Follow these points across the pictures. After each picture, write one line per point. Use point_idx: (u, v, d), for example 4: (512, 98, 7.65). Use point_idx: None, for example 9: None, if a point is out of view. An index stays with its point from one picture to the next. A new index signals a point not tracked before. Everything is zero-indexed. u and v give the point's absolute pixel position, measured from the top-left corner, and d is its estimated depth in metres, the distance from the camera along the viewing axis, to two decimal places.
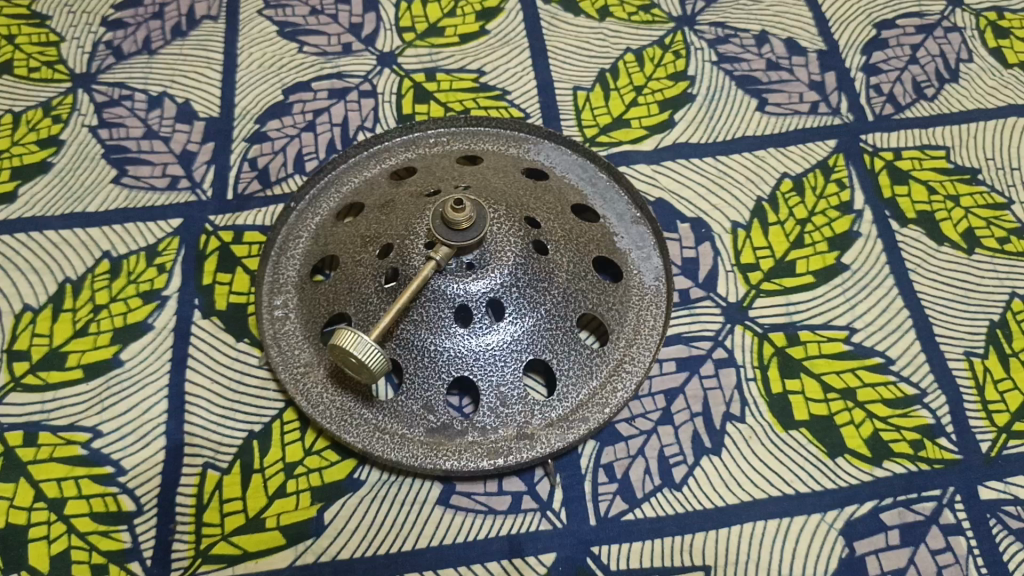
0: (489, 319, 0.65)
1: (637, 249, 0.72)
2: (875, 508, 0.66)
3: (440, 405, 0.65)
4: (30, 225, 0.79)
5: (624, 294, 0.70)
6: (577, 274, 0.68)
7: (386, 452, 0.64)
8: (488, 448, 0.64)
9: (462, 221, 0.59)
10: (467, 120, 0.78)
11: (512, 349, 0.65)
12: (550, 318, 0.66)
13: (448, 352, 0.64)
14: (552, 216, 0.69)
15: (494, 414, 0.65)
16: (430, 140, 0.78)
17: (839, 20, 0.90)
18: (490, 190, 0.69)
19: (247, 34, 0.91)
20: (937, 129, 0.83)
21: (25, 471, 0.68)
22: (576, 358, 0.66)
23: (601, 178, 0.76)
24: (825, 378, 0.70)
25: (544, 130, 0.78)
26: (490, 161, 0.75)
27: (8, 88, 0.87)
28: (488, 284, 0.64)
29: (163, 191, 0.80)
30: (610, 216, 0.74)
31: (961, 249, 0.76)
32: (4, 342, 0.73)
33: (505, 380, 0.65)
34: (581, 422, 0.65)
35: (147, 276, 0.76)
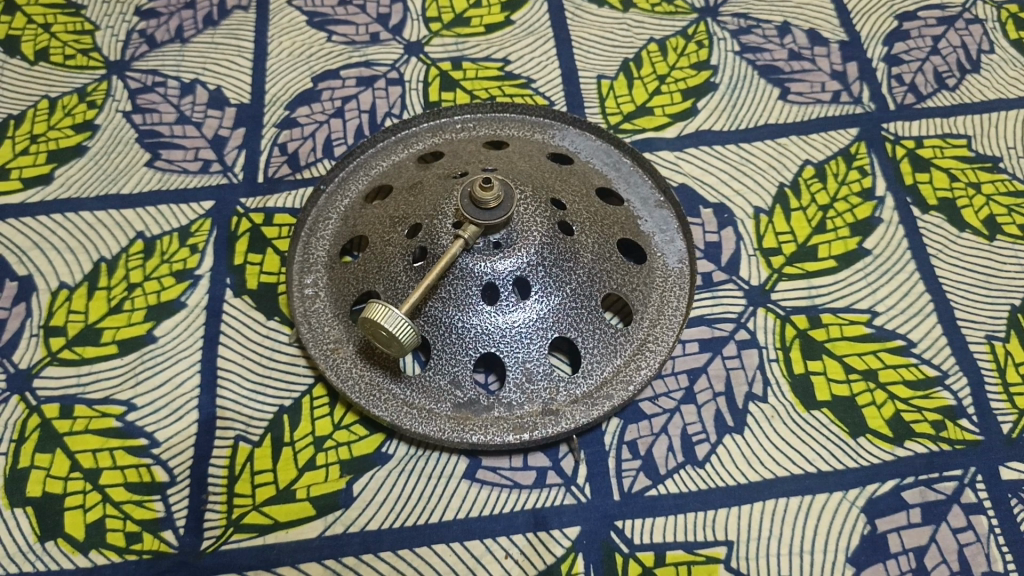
0: (516, 297, 0.66)
1: (660, 232, 0.73)
2: (896, 487, 0.67)
3: (467, 380, 0.66)
4: (66, 206, 0.81)
5: (648, 275, 0.71)
6: (602, 255, 0.69)
7: (414, 426, 0.65)
8: (514, 423, 0.65)
9: (490, 198, 0.60)
10: (493, 106, 0.79)
11: (538, 326, 0.66)
12: (575, 298, 0.67)
13: (475, 329, 0.65)
14: (577, 198, 0.70)
15: (520, 390, 0.66)
16: (457, 125, 0.79)
17: (861, 12, 0.91)
18: (516, 172, 0.70)
19: (278, 23, 0.92)
20: (959, 119, 0.84)
21: (61, 442, 0.69)
22: (600, 336, 0.68)
23: (625, 163, 0.77)
24: (847, 360, 0.71)
25: (568, 116, 0.79)
26: (515, 146, 0.76)
27: (45, 75, 0.89)
28: (515, 263, 0.64)
29: (195, 174, 0.82)
30: (634, 200, 0.75)
31: (982, 236, 0.77)
32: (41, 318, 0.75)
33: (531, 357, 0.66)
34: (606, 399, 0.66)
35: (180, 256, 0.78)
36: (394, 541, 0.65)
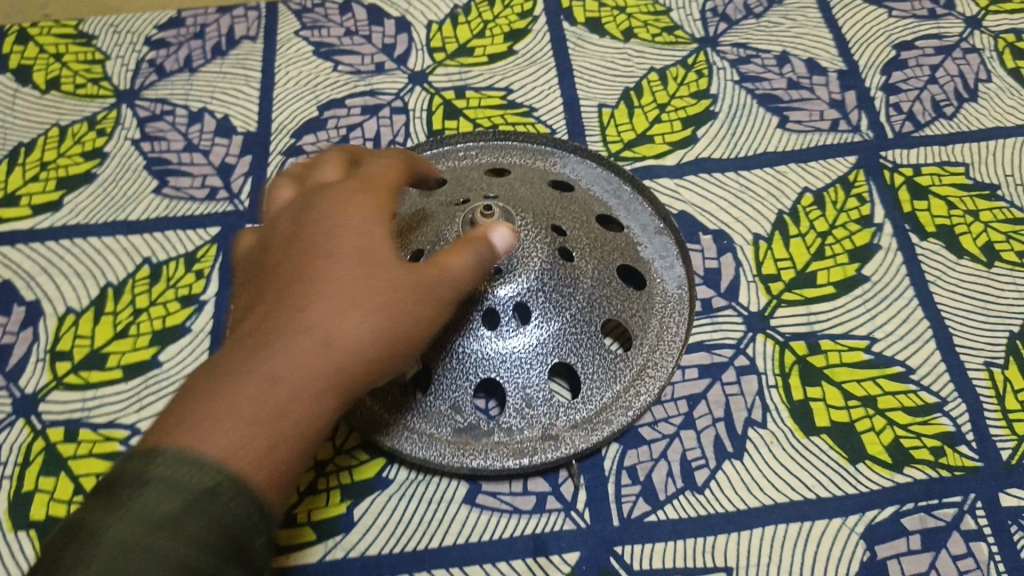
0: (516, 323, 0.66)
1: (660, 258, 0.74)
2: (895, 513, 0.67)
3: (467, 405, 0.67)
4: (74, 232, 0.82)
5: (647, 301, 0.71)
6: (601, 281, 0.69)
7: (415, 451, 0.66)
8: (513, 448, 0.66)
9: (489, 225, 0.62)
10: (496, 134, 0.80)
11: (537, 352, 0.66)
12: (575, 323, 0.67)
13: (475, 354, 0.66)
14: (577, 224, 0.70)
15: (520, 415, 0.67)
16: (459, 153, 0.80)
17: (859, 41, 0.92)
18: (516, 198, 0.70)
19: (284, 53, 0.94)
20: (957, 146, 0.84)
21: (65, 466, 0.70)
22: (600, 361, 0.68)
23: (626, 191, 0.78)
24: (846, 386, 0.71)
25: (570, 143, 0.80)
26: (516, 172, 0.77)
27: (56, 103, 0.91)
28: (515, 289, 0.65)
29: (202, 201, 0.83)
30: (634, 226, 0.75)
31: (980, 263, 0.77)
32: (48, 343, 0.76)
33: (531, 383, 0.67)
34: (605, 424, 0.67)
35: (185, 282, 0.79)
36: (394, 566, 0.66)
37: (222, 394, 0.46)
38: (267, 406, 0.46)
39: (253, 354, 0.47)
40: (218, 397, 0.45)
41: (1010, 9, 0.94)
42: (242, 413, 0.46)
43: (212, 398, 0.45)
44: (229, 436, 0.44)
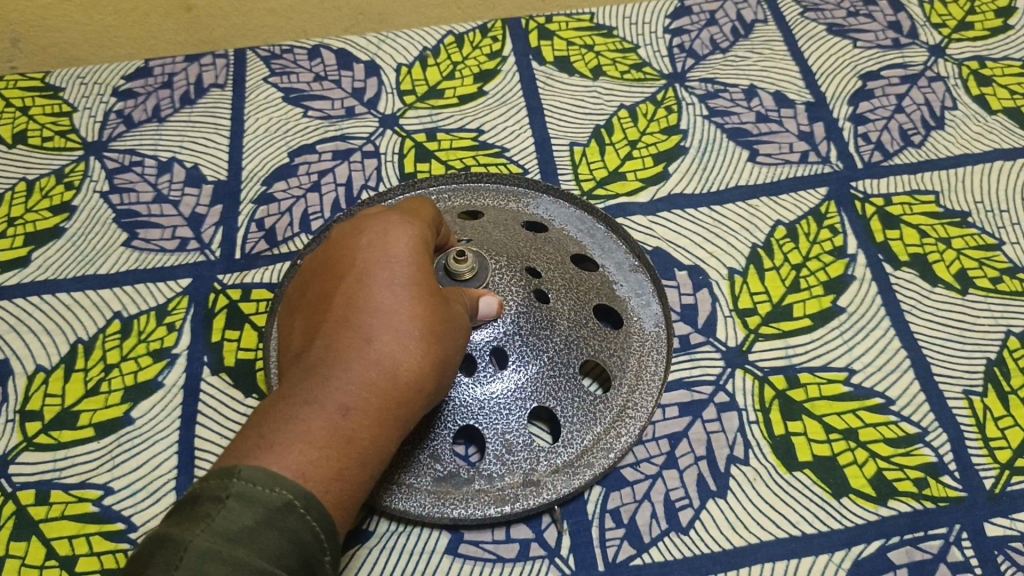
0: (493, 368, 0.66)
1: (636, 296, 0.74)
2: (882, 547, 0.66)
3: (446, 454, 0.66)
4: (43, 288, 0.81)
5: (625, 340, 0.71)
6: (578, 322, 0.69)
7: (393, 502, 0.64)
8: (494, 495, 0.65)
9: (465, 270, 0.62)
10: (467, 176, 0.80)
11: (516, 397, 0.66)
12: (553, 366, 0.67)
13: (453, 401, 0.66)
14: (551, 265, 0.71)
15: (500, 461, 0.66)
16: (430, 195, 0.79)
17: (825, 73, 0.93)
18: (490, 242, 0.71)
19: (253, 101, 0.94)
20: (926, 175, 0.85)
21: (37, 529, 0.69)
22: (579, 404, 0.68)
23: (599, 230, 0.77)
24: (827, 420, 0.71)
25: (542, 183, 0.79)
26: (489, 216, 0.76)
27: (23, 157, 0.90)
28: (491, 333, 0.66)
29: (172, 252, 0.82)
30: (609, 265, 0.75)
31: (954, 290, 0.78)
32: (17, 403, 0.74)
33: (511, 428, 0.66)
34: (586, 467, 0.66)
35: (157, 335, 0.78)
36: None
37: (275, 441, 0.45)
38: (328, 455, 0.46)
39: (302, 406, 0.47)
40: (273, 457, 0.44)
41: (972, 37, 0.96)
42: (302, 468, 0.44)
43: (263, 448, 0.45)
44: (283, 487, 0.43)
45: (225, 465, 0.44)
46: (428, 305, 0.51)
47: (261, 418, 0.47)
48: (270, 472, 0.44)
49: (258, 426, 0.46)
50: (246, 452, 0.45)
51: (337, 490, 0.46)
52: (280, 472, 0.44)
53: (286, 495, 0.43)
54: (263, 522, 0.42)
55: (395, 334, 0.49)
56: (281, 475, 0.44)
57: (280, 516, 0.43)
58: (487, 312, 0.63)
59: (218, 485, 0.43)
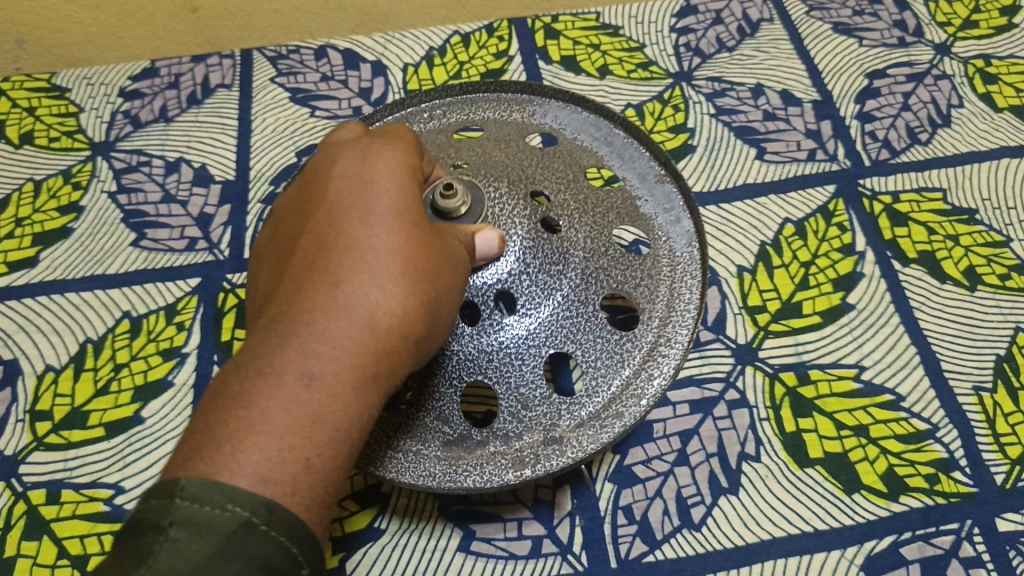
0: (501, 313, 0.62)
1: (663, 212, 0.67)
2: (894, 543, 0.66)
3: (456, 415, 0.62)
4: (52, 287, 0.81)
5: (653, 265, 0.65)
6: (596, 251, 0.64)
7: (401, 474, 0.60)
8: (512, 458, 0.60)
9: (456, 204, 0.58)
10: (462, 88, 0.72)
11: (528, 344, 0.62)
12: (568, 305, 0.62)
13: (459, 355, 0.61)
14: (562, 185, 0.66)
15: (516, 419, 0.61)
16: (424, 115, 0.73)
17: (832, 71, 0.93)
18: (490, 166, 0.66)
19: (260, 100, 0.94)
20: (933, 172, 0.85)
21: (48, 529, 0.68)
22: (603, 347, 0.63)
23: (617, 134, 0.70)
24: (837, 417, 0.71)
25: (548, 88, 0.71)
26: (491, 132, 0.71)
27: (30, 158, 0.90)
28: (498, 275, 0.61)
29: (181, 252, 0.82)
30: (631, 176, 0.69)
31: (963, 286, 0.78)
32: (27, 403, 0.74)
33: (524, 381, 0.61)
34: (614, 418, 0.61)
35: (166, 334, 0.77)
36: None
37: (233, 432, 0.40)
38: (299, 435, 0.41)
39: (263, 378, 0.42)
40: (230, 456, 0.40)
41: (978, 35, 0.96)
42: (266, 460, 0.40)
43: (215, 443, 0.40)
44: (241, 495, 0.39)
45: (170, 476, 0.40)
46: (407, 244, 0.48)
47: (215, 401, 0.42)
48: (224, 479, 0.39)
49: (212, 410, 0.42)
50: (197, 449, 0.40)
51: (309, 482, 0.41)
52: (240, 470, 0.39)
53: (243, 510, 0.39)
54: (223, 549, 0.38)
55: (373, 277, 0.46)
56: (240, 481, 0.39)
57: (238, 536, 0.38)
58: (487, 249, 0.58)
59: (160, 507, 0.39)
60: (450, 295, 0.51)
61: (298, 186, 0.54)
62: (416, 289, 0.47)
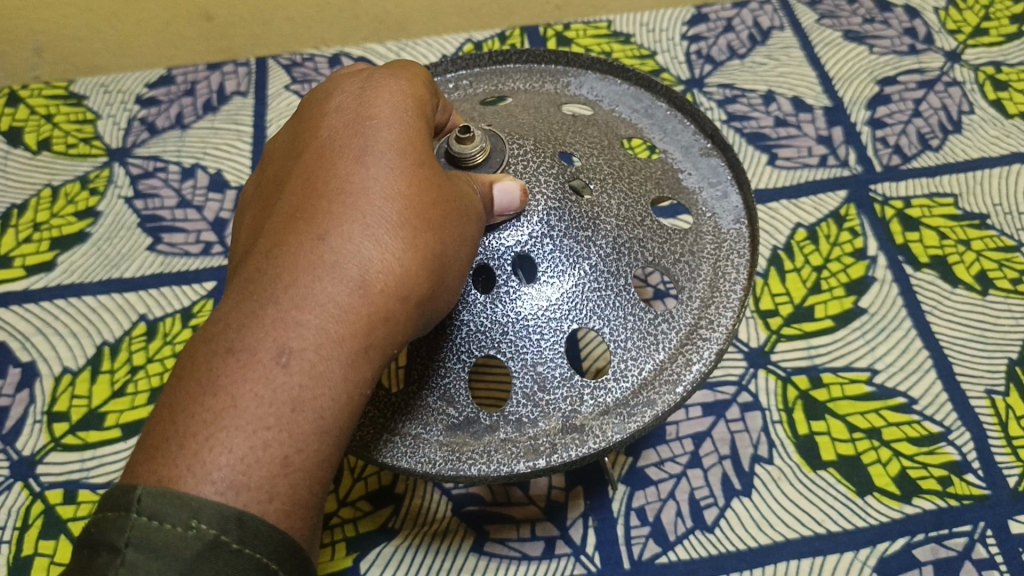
0: (518, 283, 0.58)
1: (709, 186, 0.66)
2: (907, 545, 0.66)
3: (463, 396, 0.58)
4: (69, 290, 0.82)
5: (695, 242, 0.63)
6: (631, 221, 0.61)
7: (396, 459, 0.56)
8: (526, 447, 0.56)
9: (471, 150, 0.56)
10: (493, 57, 0.72)
11: (549, 317, 0.58)
12: (595, 276, 0.59)
13: (471, 326, 0.58)
14: (596, 151, 0.64)
15: (531, 402, 0.57)
16: (451, 83, 0.72)
17: (842, 78, 0.94)
18: (517, 127, 0.64)
19: (275, 108, 0.95)
20: (944, 178, 0.85)
21: (64, 528, 0.69)
22: (632, 326, 0.59)
23: (659, 107, 0.70)
24: (850, 419, 0.71)
25: (585, 59, 0.71)
26: (521, 99, 0.70)
27: (47, 164, 0.91)
28: (518, 239, 0.58)
29: (197, 256, 0.83)
30: (674, 150, 0.68)
31: (975, 291, 0.78)
32: (44, 404, 0.75)
33: (543, 358, 0.58)
34: (644, 406, 0.56)
35: (182, 337, 0.78)
36: None
37: (201, 429, 0.39)
38: (275, 426, 0.40)
39: (237, 359, 0.40)
40: (194, 458, 0.38)
41: (988, 43, 0.96)
42: (237, 460, 0.38)
43: (176, 442, 0.38)
44: (207, 508, 0.37)
45: (133, 481, 0.38)
46: (398, 194, 0.46)
47: (184, 387, 0.40)
48: (188, 487, 0.37)
49: (180, 393, 0.40)
50: (161, 447, 0.39)
51: (288, 482, 0.40)
52: (206, 476, 0.38)
53: (209, 527, 0.36)
54: (188, 572, 0.36)
55: (359, 248, 0.44)
56: (205, 489, 0.37)
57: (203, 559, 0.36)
58: (506, 200, 0.55)
59: (117, 521, 0.37)
60: (457, 249, 0.48)
61: (291, 139, 0.52)
62: (408, 260, 0.45)
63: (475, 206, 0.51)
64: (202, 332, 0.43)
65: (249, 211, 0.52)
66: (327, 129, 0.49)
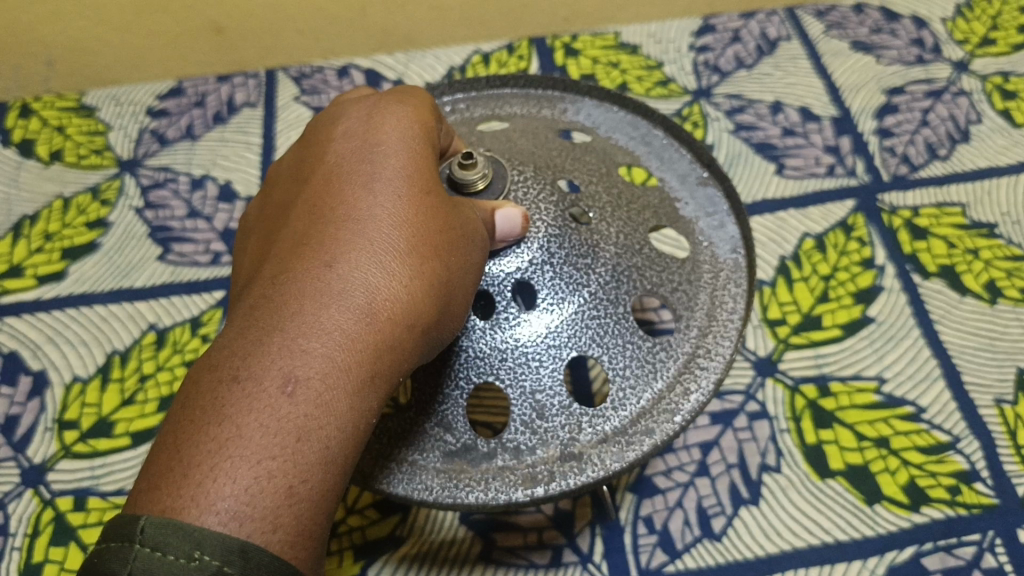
0: (518, 309, 0.59)
1: (706, 216, 0.66)
2: (916, 554, 0.66)
3: (461, 424, 0.58)
4: (80, 299, 0.82)
5: (693, 271, 0.64)
6: (630, 247, 0.61)
7: (393, 485, 0.56)
8: (523, 475, 0.56)
9: (474, 176, 0.57)
10: (490, 81, 0.73)
11: (548, 344, 0.58)
12: (595, 303, 0.59)
13: (471, 353, 0.58)
14: (594, 177, 0.64)
15: (529, 430, 0.57)
16: (450, 107, 0.73)
17: (850, 88, 0.94)
18: (516, 152, 0.64)
19: (284, 119, 0.95)
20: (952, 187, 0.85)
21: (74, 535, 0.69)
22: (631, 355, 0.59)
23: (655, 135, 0.70)
24: (858, 428, 0.71)
25: (582, 85, 0.72)
26: (519, 124, 0.70)
27: (59, 174, 0.92)
28: (518, 265, 0.58)
29: (206, 266, 0.84)
30: (672, 178, 0.68)
31: (983, 300, 0.78)
32: (55, 412, 0.76)
33: (542, 387, 0.58)
34: (643, 435, 0.57)
35: (191, 346, 0.78)
36: None
37: (205, 458, 0.37)
38: (280, 456, 0.38)
39: (242, 386, 0.39)
40: (199, 487, 0.37)
41: (996, 53, 0.96)
42: (241, 490, 0.37)
43: (181, 470, 0.37)
44: (210, 539, 0.35)
45: (134, 511, 0.37)
46: (406, 223, 0.46)
47: (188, 414, 0.39)
48: (192, 518, 0.36)
49: (183, 422, 0.39)
50: (165, 475, 0.37)
51: (293, 513, 0.38)
52: (210, 506, 0.36)
53: (213, 559, 0.35)
54: None
55: (366, 275, 0.44)
56: (209, 519, 0.36)
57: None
58: (507, 227, 0.55)
59: (119, 553, 0.35)
60: (459, 279, 0.49)
61: (297, 168, 0.52)
62: (414, 288, 0.45)
63: (478, 234, 0.52)
64: (205, 360, 0.42)
65: (253, 239, 0.52)
66: (334, 158, 0.50)
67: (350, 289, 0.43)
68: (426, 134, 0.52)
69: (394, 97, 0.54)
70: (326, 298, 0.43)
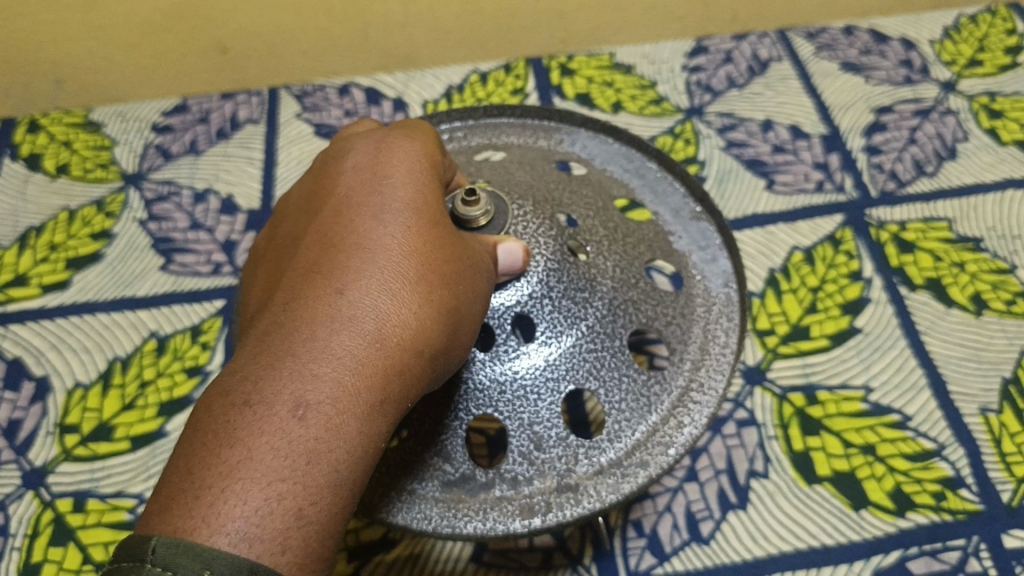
0: (518, 341, 0.60)
1: (699, 250, 0.68)
2: (901, 558, 0.67)
3: (458, 453, 0.59)
4: (83, 307, 0.84)
5: (687, 305, 0.65)
6: (626, 283, 0.63)
7: (394, 516, 0.57)
8: (520, 506, 0.57)
9: (476, 212, 0.58)
10: (486, 111, 0.75)
11: (546, 377, 0.60)
12: (592, 337, 0.61)
13: (474, 383, 0.59)
14: (591, 211, 0.66)
15: (527, 461, 0.59)
16: (444, 133, 0.75)
17: (838, 107, 0.96)
18: (515, 184, 0.66)
19: (286, 134, 0.98)
20: (939, 203, 0.87)
21: (73, 535, 0.71)
22: (628, 388, 0.61)
23: (650, 168, 0.72)
24: (846, 436, 0.72)
25: (578, 116, 0.74)
26: (515, 153, 0.72)
27: (65, 187, 0.94)
28: (515, 298, 0.60)
29: (207, 276, 0.85)
30: (666, 212, 0.70)
31: (970, 311, 0.79)
32: (57, 417, 0.77)
33: (539, 419, 0.59)
34: (638, 467, 0.58)
35: (191, 353, 0.80)
36: None
37: (217, 480, 0.39)
38: (289, 479, 0.40)
39: (254, 410, 0.41)
40: (210, 508, 0.38)
41: (983, 74, 0.99)
42: (251, 512, 0.38)
43: (194, 493, 0.38)
44: (220, 559, 0.36)
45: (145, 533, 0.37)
46: (413, 253, 0.48)
47: (200, 437, 0.40)
48: (201, 538, 0.37)
49: (195, 445, 0.40)
50: (176, 498, 0.38)
51: (301, 535, 0.39)
52: (220, 527, 0.37)
53: None
54: None
55: (376, 302, 0.46)
56: (220, 540, 0.37)
57: None
58: (509, 262, 0.57)
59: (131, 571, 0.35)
60: (465, 307, 0.50)
61: (308, 199, 0.54)
62: (423, 314, 0.47)
63: (482, 265, 0.54)
64: (215, 386, 0.43)
65: (263, 271, 0.54)
66: (344, 188, 0.51)
67: (361, 318, 0.45)
68: (432, 166, 0.53)
69: (400, 131, 0.55)
70: (337, 326, 0.44)
